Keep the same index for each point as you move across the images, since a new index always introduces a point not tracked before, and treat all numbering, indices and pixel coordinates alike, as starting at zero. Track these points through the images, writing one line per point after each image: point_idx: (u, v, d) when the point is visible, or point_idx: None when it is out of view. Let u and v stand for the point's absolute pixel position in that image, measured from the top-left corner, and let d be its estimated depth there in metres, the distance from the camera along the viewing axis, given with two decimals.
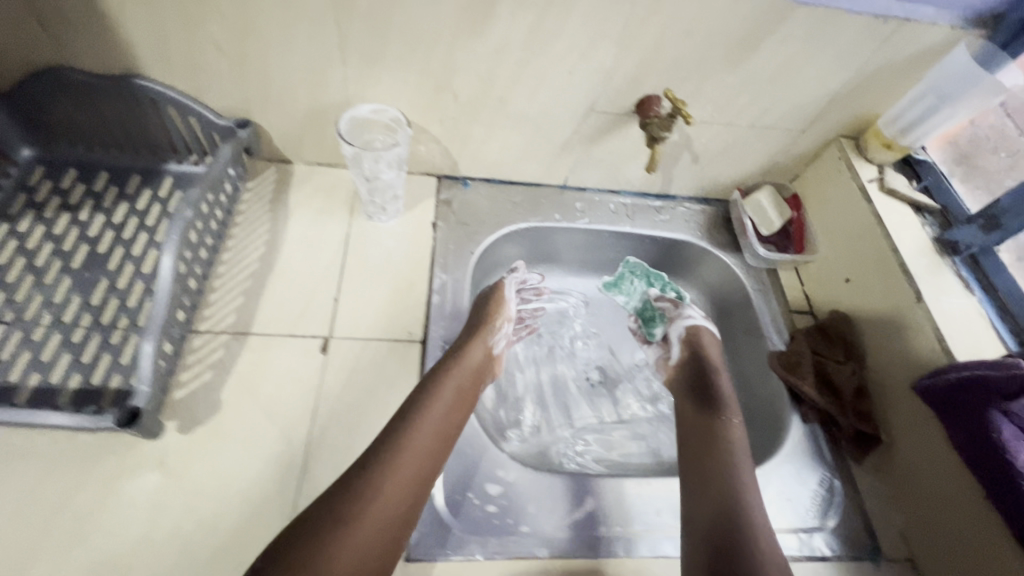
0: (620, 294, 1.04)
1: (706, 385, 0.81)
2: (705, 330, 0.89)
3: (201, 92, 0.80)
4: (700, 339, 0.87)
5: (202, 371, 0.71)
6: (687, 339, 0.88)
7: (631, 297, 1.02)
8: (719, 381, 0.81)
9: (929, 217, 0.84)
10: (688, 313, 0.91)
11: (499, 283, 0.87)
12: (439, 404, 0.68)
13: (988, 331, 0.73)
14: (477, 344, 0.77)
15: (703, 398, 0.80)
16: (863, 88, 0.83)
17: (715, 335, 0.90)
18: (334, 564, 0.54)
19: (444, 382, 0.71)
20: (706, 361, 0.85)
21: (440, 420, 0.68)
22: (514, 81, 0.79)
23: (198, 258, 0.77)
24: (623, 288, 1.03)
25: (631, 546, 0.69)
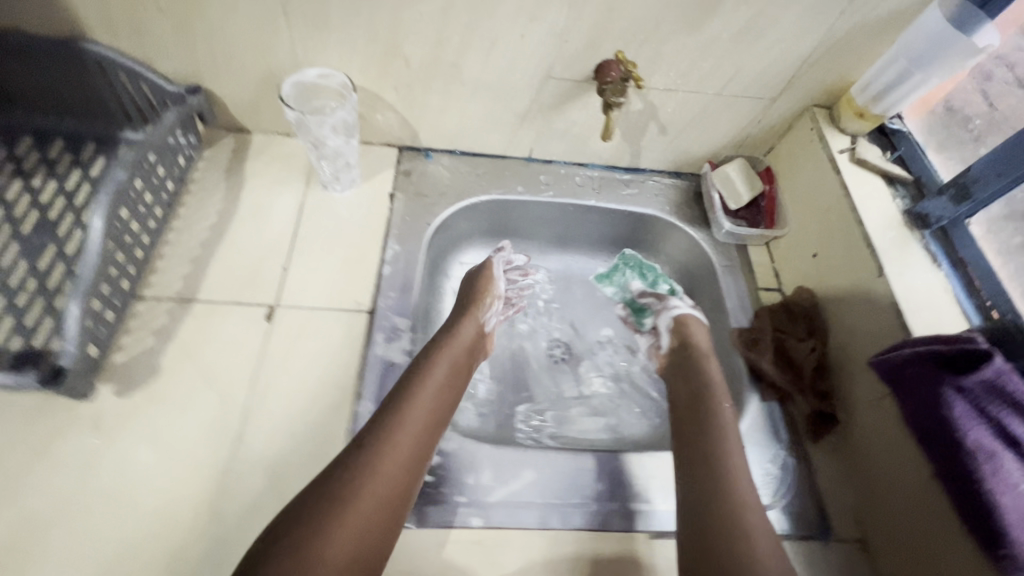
0: (610, 286, 1.01)
1: (690, 372, 0.79)
2: (693, 320, 0.86)
3: (150, 57, 0.78)
4: (688, 326, 0.85)
5: (144, 337, 0.71)
6: (675, 330, 0.86)
7: (622, 289, 0.99)
8: (706, 365, 0.79)
9: (901, 189, 0.80)
10: (673, 304, 0.88)
11: (488, 262, 0.88)
12: (434, 380, 0.68)
13: (952, 307, 0.69)
14: (469, 322, 0.78)
15: (691, 385, 0.77)
16: (835, 53, 0.79)
17: (703, 322, 0.87)
18: (333, 542, 0.51)
19: (438, 359, 0.71)
20: (695, 349, 0.82)
21: (437, 396, 0.67)
22: (465, 46, 0.77)
23: (145, 225, 0.76)
24: (614, 279, 1.00)
25: (567, 518, 0.67)
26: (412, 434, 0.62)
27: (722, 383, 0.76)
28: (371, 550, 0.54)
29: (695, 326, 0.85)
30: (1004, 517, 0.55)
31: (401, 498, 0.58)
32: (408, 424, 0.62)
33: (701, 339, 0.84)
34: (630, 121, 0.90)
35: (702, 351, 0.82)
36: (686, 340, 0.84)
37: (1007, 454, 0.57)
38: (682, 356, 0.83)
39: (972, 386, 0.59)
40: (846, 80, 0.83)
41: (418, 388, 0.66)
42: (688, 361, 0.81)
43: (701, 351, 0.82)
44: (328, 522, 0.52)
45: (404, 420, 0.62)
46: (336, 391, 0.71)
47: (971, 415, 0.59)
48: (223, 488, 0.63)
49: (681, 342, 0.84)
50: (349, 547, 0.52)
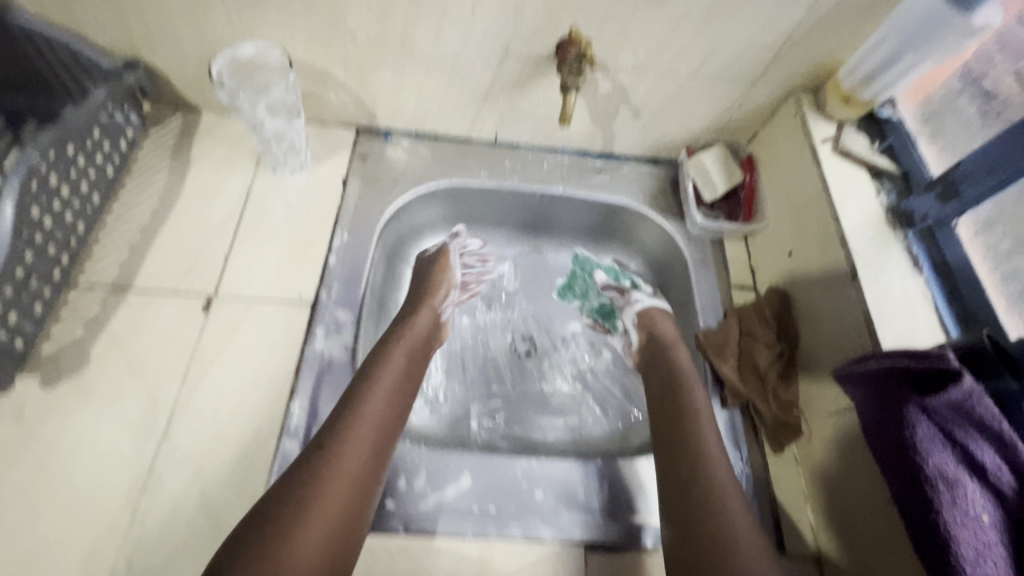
0: (575, 299, 0.96)
1: (672, 368, 0.73)
2: (658, 314, 0.81)
3: (83, 30, 0.74)
4: (654, 319, 0.81)
5: (75, 326, 0.69)
6: (641, 325, 0.82)
7: (588, 298, 0.95)
8: (673, 354, 0.75)
9: (888, 182, 0.73)
10: (636, 299, 0.85)
11: (444, 250, 0.85)
12: (391, 370, 0.66)
13: (929, 315, 0.64)
14: (425, 310, 0.77)
15: (667, 383, 0.72)
16: (821, 30, 0.71)
17: (665, 308, 0.83)
18: (300, 548, 0.50)
19: (395, 349, 0.69)
20: (662, 339, 0.78)
21: (395, 385, 0.65)
22: (413, 19, 0.71)
23: (80, 209, 0.73)
24: (576, 290, 0.96)
25: (503, 527, 0.64)
26: (371, 429, 0.60)
27: (693, 374, 0.72)
28: (337, 550, 0.52)
29: (666, 321, 0.81)
30: (955, 552, 0.50)
31: (366, 494, 0.56)
32: (364, 417, 0.60)
33: (669, 333, 0.79)
34: (600, 103, 0.84)
35: (671, 342, 0.77)
36: (656, 333, 0.79)
37: (969, 483, 0.52)
38: (659, 355, 0.76)
39: (940, 408, 0.54)
40: (834, 61, 0.76)
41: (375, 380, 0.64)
42: (663, 358, 0.76)
43: (670, 341, 0.77)
44: (288, 529, 0.50)
45: (361, 414, 0.60)
46: (269, 387, 0.69)
47: (934, 438, 0.54)
48: (143, 487, 0.61)
49: (655, 342, 0.79)
50: (316, 550, 0.50)
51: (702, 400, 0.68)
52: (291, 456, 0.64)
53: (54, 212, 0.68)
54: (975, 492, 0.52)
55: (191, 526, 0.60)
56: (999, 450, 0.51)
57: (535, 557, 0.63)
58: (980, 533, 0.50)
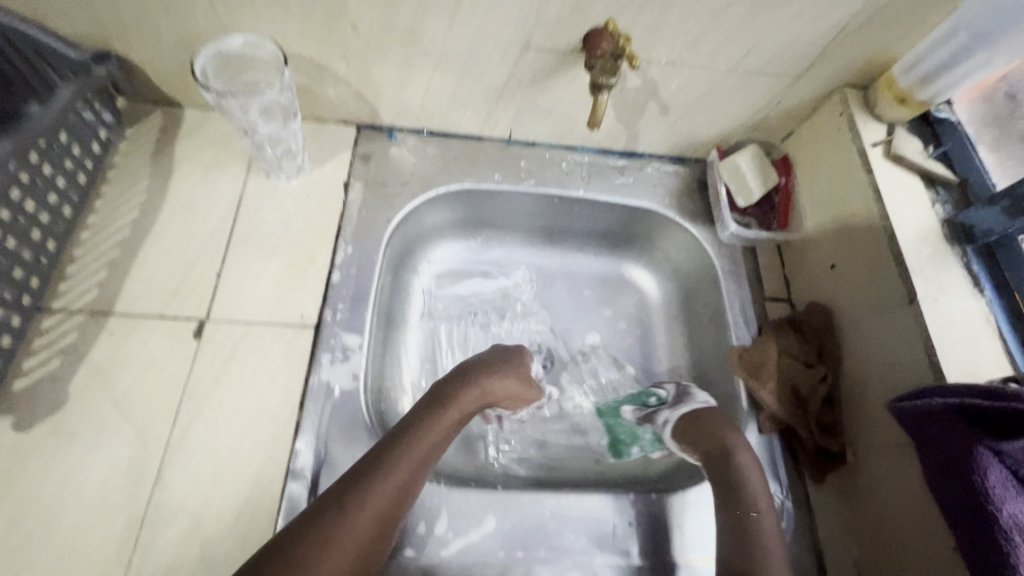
0: (633, 447, 0.75)
1: (727, 474, 0.60)
2: (689, 423, 0.65)
3: (41, 17, 0.64)
4: (700, 424, 0.64)
5: (50, 358, 0.62)
6: (693, 435, 0.64)
7: (638, 436, 0.75)
8: (733, 465, 0.61)
9: (943, 192, 0.68)
10: (662, 420, 0.68)
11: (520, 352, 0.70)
12: (429, 439, 0.57)
13: (993, 342, 0.59)
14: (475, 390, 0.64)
15: (724, 490, 0.60)
16: (879, 22, 0.64)
17: (698, 408, 0.66)
18: None
19: (438, 422, 0.59)
20: (717, 440, 0.62)
21: (431, 454, 0.57)
22: (423, 8, 0.63)
23: (49, 224, 0.65)
24: (625, 437, 0.76)
25: (532, 573, 0.59)
26: (379, 511, 0.51)
27: (761, 492, 0.59)
28: None
29: (718, 422, 0.64)
30: None
31: None
32: (384, 484, 0.53)
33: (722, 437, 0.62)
34: (626, 100, 0.76)
35: (722, 447, 0.62)
36: (706, 441, 0.63)
37: None
38: (714, 460, 0.62)
39: (1014, 452, 0.50)
40: (888, 55, 0.69)
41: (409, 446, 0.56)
42: (718, 462, 0.62)
43: (721, 448, 0.62)
44: None
45: (380, 479, 0.53)
46: (271, 423, 0.62)
47: (1007, 485, 0.50)
48: (134, 543, 0.55)
49: (701, 447, 0.63)
50: None
51: (768, 519, 0.58)
52: (298, 501, 0.58)
53: (16, 230, 0.60)
54: None
55: None
56: None
57: None
58: None
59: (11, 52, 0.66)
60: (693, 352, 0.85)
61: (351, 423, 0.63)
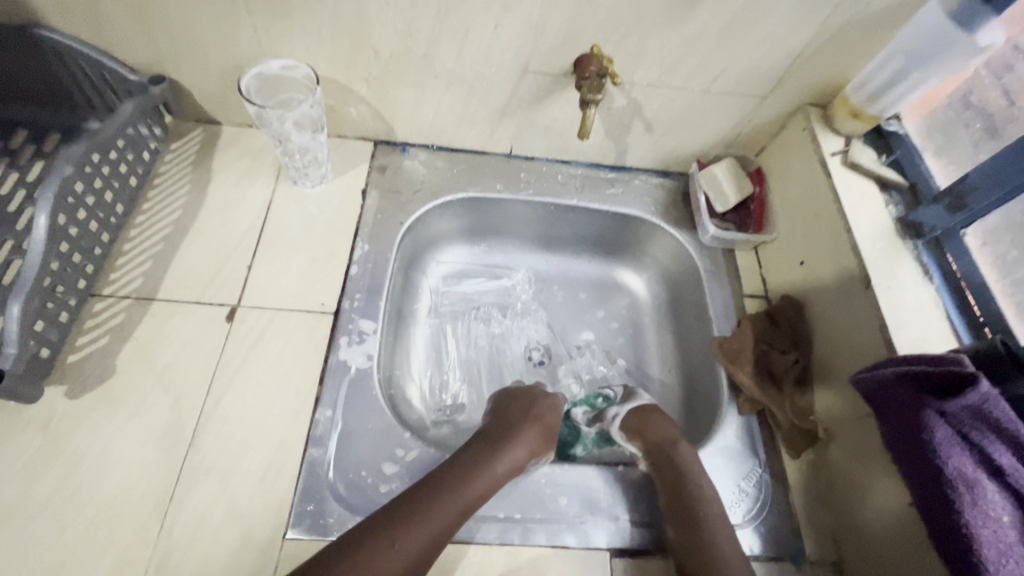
0: (576, 445, 0.78)
1: (674, 461, 0.67)
2: (636, 419, 0.72)
3: (110, 46, 0.75)
4: (644, 417, 0.71)
5: (100, 336, 0.69)
6: (635, 429, 0.71)
7: (582, 435, 0.79)
8: (677, 454, 0.67)
9: (896, 195, 0.76)
10: (612, 414, 0.75)
11: (553, 404, 0.74)
12: (473, 493, 0.60)
13: (942, 323, 0.66)
14: (518, 451, 0.65)
15: (666, 474, 0.66)
16: (830, 48, 0.74)
17: (641, 404, 0.74)
18: None
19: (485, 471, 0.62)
20: (659, 436, 0.69)
21: (474, 504, 0.60)
22: (436, 37, 0.73)
23: (104, 221, 0.73)
24: (568, 436, 0.79)
25: (529, 534, 0.64)
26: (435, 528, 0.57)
27: (701, 470, 0.67)
28: None
29: (661, 418, 0.71)
30: (981, 553, 0.52)
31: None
32: (440, 511, 0.58)
33: (664, 430, 0.70)
34: (614, 118, 0.86)
35: (668, 437, 0.69)
36: (653, 435, 0.70)
37: (988, 484, 0.54)
38: (660, 449, 0.68)
39: (955, 411, 0.55)
40: (841, 78, 0.79)
41: (454, 496, 0.59)
42: (663, 453, 0.68)
43: (667, 439, 0.69)
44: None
45: (431, 511, 0.57)
46: (294, 397, 0.69)
47: (952, 440, 0.56)
48: (171, 497, 0.61)
49: (647, 439, 0.70)
50: None
51: (709, 492, 0.65)
52: (318, 463, 0.65)
53: (79, 221, 0.69)
54: (995, 493, 0.53)
55: (219, 535, 0.60)
56: (1015, 451, 0.53)
57: (560, 564, 0.63)
58: (1002, 533, 0.52)
59: (81, 73, 0.77)
60: (679, 346, 0.91)
61: (366, 397, 0.70)
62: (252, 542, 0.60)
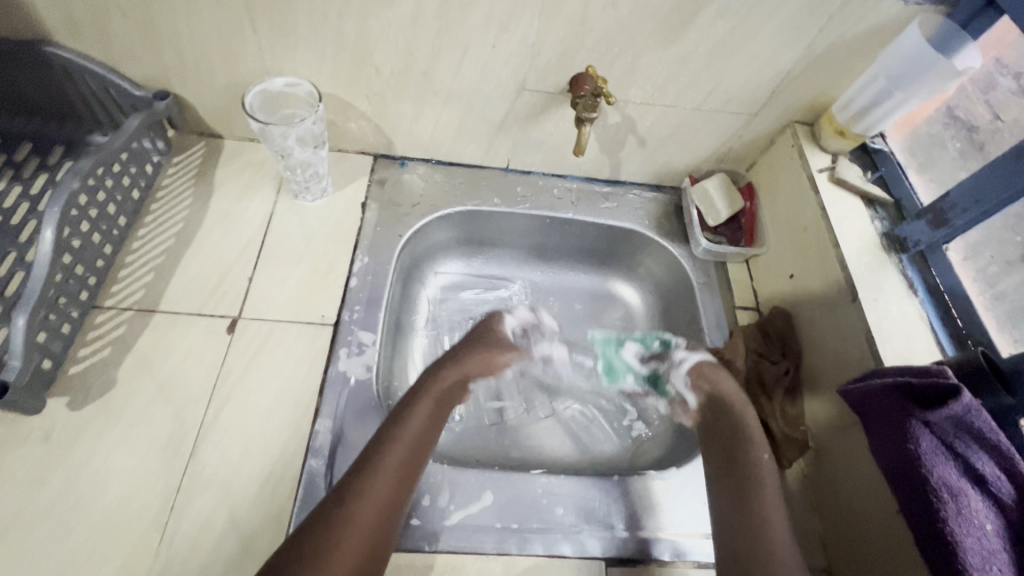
0: (624, 376, 0.87)
1: (729, 421, 0.73)
2: (705, 371, 0.76)
3: (116, 62, 0.77)
4: (708, 375, 0.76)
5: (102, 347, 0.70)
6: (696, 383, 0.77)
7: (633, 370, 0.86)
8: (736, 412, 0.73)
9: (881, 210, 0.79)
10: (679, 358, 0.80)
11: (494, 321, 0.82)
12: (412, 427, 0.65)
13: (926, 335, 0.68)
14: (450, 374, 0.74)
15: (725, 434, 0.73)
16: (816, 70, 0.77)
17: (706, 359, 0.78)
18: None
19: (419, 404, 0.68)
20: (724, 395, 0.75)
21: (422, 436, 0.66)
22: (435, 55, 0.75)
23: (108, 233, 0.74)
24: (619, 368, 0.87)
25: (526, 543, 0.65)
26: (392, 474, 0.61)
27: (755, 431, 0.72)
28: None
29: (723, 375, 0.76)
30: (963, 559, 0.53)
31: (386, 533, 0.59)
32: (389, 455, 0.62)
33: (727, 390, 0.75)
34: (608, 134, 0.88)
35: (738, 398, 0.74)
36: (716, 391, 0.75)
37: (971, 492, 0.56)
38: (720, 406, 0.75)
39: (939, 421, 0.57)
40: (828, 97, 0.81)
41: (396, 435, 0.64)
42: (720, 412, 0.74)
43: (735, 398, 0.74)
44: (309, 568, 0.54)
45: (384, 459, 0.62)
46: (294, 408, 0.70)
47: (936, 451, 0.57)
48: (171, 507, 0.62)
49: (709, 394, 0.76)
50: None
51: (763, 452, 0.70)
52: (317, 474, 0.66)
53: (82, 233, 0.70)
54: (978, 501, 0.55)
55: (219, 545, 0.60)
56: (998, 460, 0.55)
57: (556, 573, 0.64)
58: (985, 540, 0.53)
59: (88, 89, 0.79)
60: None
61: (365, 408, 0.71)
62: (252, 551, 0.60)
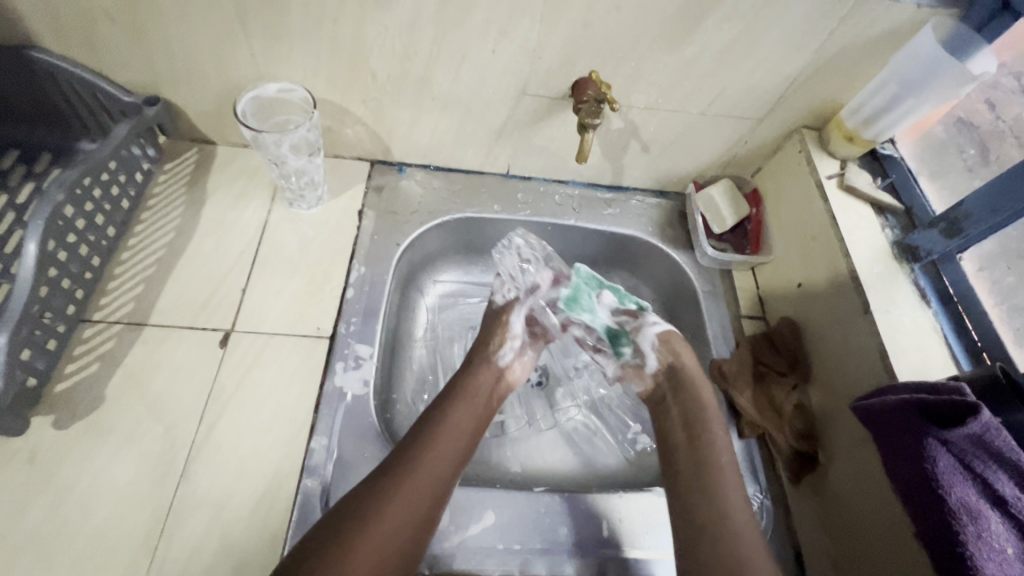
0: (584, 313, 0.83)
1: (688, 403, 0.72)
2: (670, 341, 0.76)
3: (104, 67, 0.74)
4: (675, 345, 0.76)
5: (89, 363, 0.68)
6: (660, 349, 0.76)
7: (596, 314, 0.82)
8: (694, 391, 0.72)
9: (892, 218, 0.77)
10: (652, 321, 0.78)
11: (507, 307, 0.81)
12: (455, 423, 0.66)
13: (940, 348, 0.66)
14: (487, 367, 0.75)
15: (687, 415, 0.71)
16: (825, 74, 0.75)
17: (671, 330, 0.77)
18: None
19: (461, 401, 0.69)
20: (686, 372, 0.74)
21: (465, 432, 0.67)
22: (433, 60, 0.73)
23: (95, 244, 0.72)
24: (583, 303, 0.83)
25: (528, 565, 0.64)
26: (437, 468, 0.62)
27: (713, 413, 0.70)
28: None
29: (683, 348, 0.76)
30: None
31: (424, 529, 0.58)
32: (436, 450, 0.63)
33: (691, 369, 0.74)
34: (611, 139, 0.86)
35: (690, 376, 0.73)
36: (678, 364, 0.75)
37: (992, 515, 0.53)
38: (679, 386, 0.74)
39: (958, 440, 0.55)
40: (837, 101, 0.79)
41: (442, 431, 0.65)
42: (679, 393, 0.73)
43: (694, 375, 0.73)
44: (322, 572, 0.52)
45: (427, 454, 0.62)
46: (289, 425, 0.68)
47: (955, 470, 0.55)
48: (161, 530, 0.60)
49: (676, 373, 0.74)
50: None
51: (720, 436, 0.68)
52: (313, 494, 0.64)
53: (69, 245, 0.67)
54: (998, 524, 0.53)
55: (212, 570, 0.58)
56: (1018, 481, 0.53)
57: None
58: (1007, 566, 0.51)
59: (75, 94, 0.76)
60: None
61: (362, 425, 0.69)
62: None
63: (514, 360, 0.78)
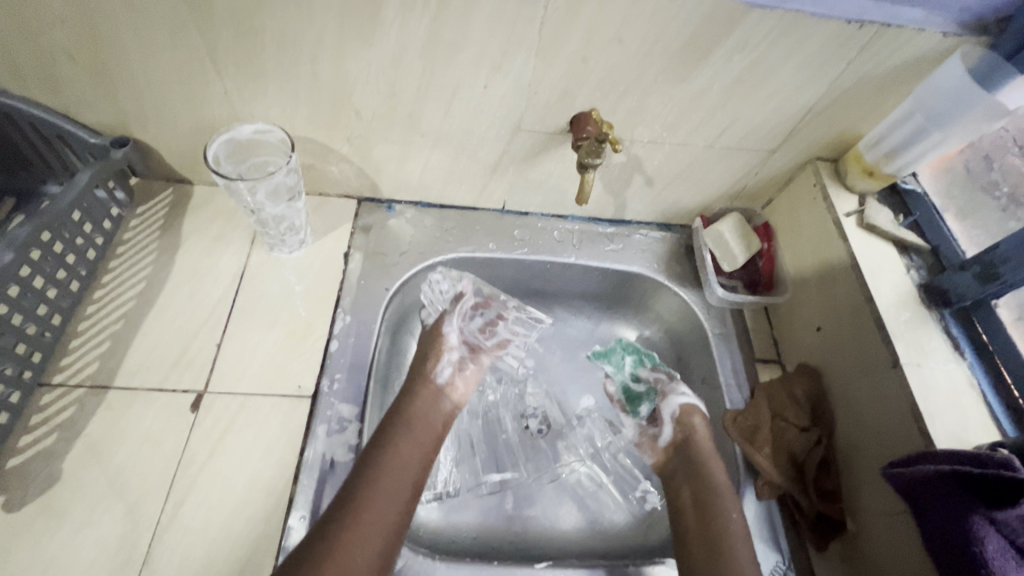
0: (608, 364, 0.85)
1: (703, 474, 0.69)
2: (692, 412, 0.74)
3: (67, 108, 0.69)
4: (694, 420, 0.73)
5: (46, 434, 0.62)
6: (679, 422, 0.74)
7: (623, 369, 0.84)
8: (698, 455, 0.71)
9: (917, 258, 0.72)
10: (682, 389, 0.77)
11: (437, 322, 0.77)
12: (395, 457, 0.62)
13: (978, 406, 0.60)
14: (423, 393, 0.71)
15: (698, 483, 0.68)
16: (842, 105, 0.70)
17: (693, 403, 0.75)
18: None
19: (405, 436, 0.65)
20: (700, 449, 0.71)
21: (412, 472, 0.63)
22: (422, 97, 0.68)
23: (54, 300, 0.66)
24: (613, 358, 0.85)
25: None
26: (381, 517, 0.58)
27: (726, 490, 0.67)
28: None
29: (699, 423, 0.73)
30: None
31: None
32: (376, 494, 0.59)
33: (704, 446, 0.71)
34: (613, 174, 0.81)
35: (700, 453, 0.71)
36: (690, 438, 0.72)
37: None
38: (687, 454, 0.71)
39: (1009, 520, 0.49)
40: (854, 132, 0.74)
41: (389, 472, 0.61)
42: (692, 462, 0.70)
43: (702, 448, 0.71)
44: None
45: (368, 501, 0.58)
46: (265, 499, 0.62)
47: (1007, 556, 0.49)
48: None
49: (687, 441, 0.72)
50: None
51: (735, 517, 0.64)
52: None
53: (24, 305, 0.62)
54: None
55: None
56: None
57: None
58: None
59: (37, 138, 0.71)
60: None
61: None
62: None
63: (454, 375, 0.75)
